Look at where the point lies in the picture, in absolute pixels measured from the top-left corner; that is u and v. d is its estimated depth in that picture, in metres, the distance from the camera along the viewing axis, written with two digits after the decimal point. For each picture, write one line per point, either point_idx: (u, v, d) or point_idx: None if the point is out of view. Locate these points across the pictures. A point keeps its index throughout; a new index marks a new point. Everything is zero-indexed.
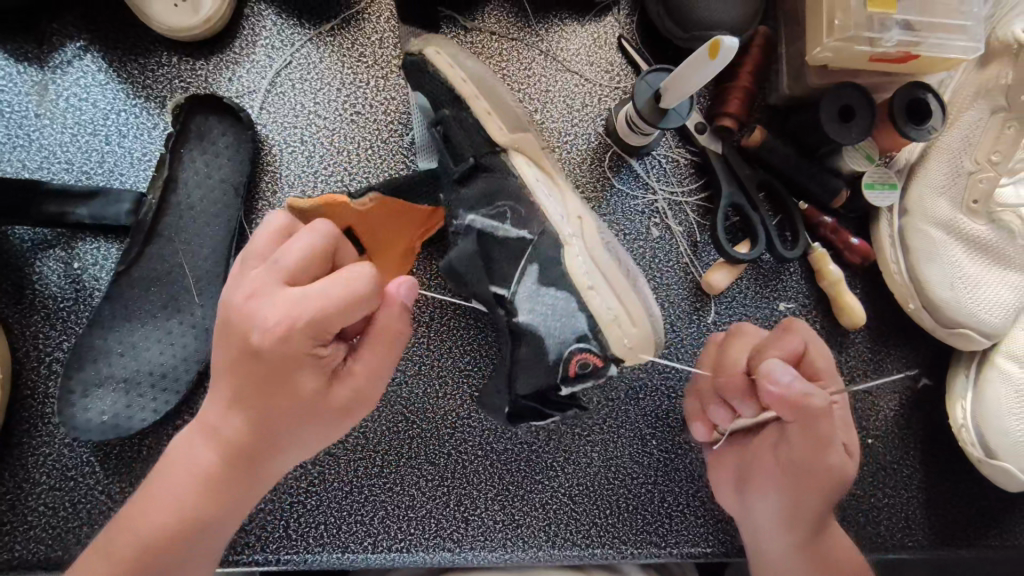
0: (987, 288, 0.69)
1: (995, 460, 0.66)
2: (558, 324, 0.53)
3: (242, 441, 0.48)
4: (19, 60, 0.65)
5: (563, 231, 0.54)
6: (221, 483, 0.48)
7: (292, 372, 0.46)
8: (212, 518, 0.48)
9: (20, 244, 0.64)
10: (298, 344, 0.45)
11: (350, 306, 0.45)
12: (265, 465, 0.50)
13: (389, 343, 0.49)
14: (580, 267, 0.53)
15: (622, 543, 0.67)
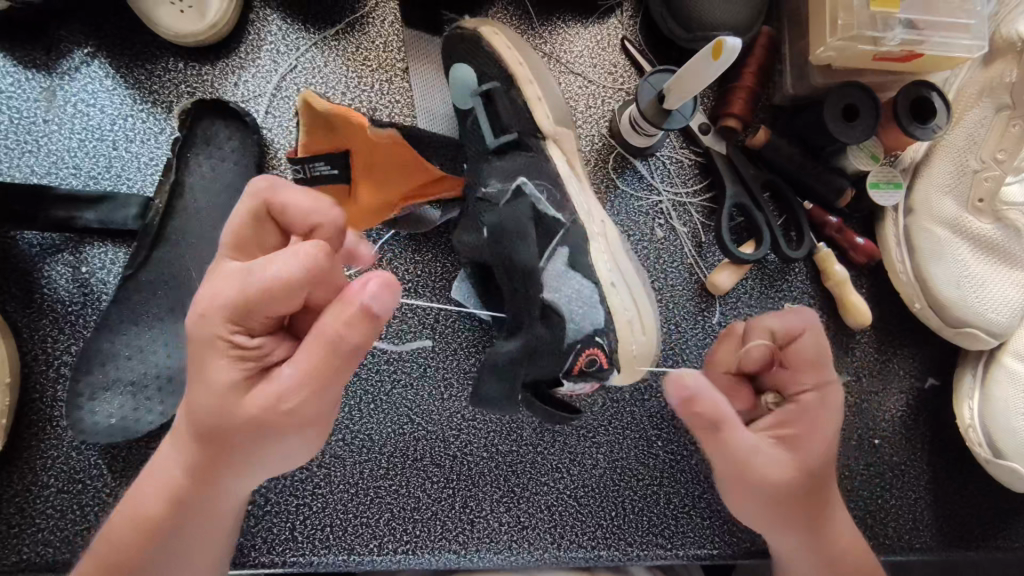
0: (994, 287, 0.68)
1: (1002, 460, 0.66)
2: (581, 309, 0.55)
3: (208, 451, 0.44)
4: (27, 66, 0.66)
5: (589, 226, 0.59)
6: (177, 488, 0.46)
7: (219, 362, 0.42)
8: (166, 521, 0.46)
9: (28, 249, 0.64)
10: (214, 326, 0.42)
11: (278, 293, 0.40)
12: (222, 474, 0.45)
13: (330, 346, 0.41)
14: (605, 265, 0.58)
15: (628, 545, 0.66)
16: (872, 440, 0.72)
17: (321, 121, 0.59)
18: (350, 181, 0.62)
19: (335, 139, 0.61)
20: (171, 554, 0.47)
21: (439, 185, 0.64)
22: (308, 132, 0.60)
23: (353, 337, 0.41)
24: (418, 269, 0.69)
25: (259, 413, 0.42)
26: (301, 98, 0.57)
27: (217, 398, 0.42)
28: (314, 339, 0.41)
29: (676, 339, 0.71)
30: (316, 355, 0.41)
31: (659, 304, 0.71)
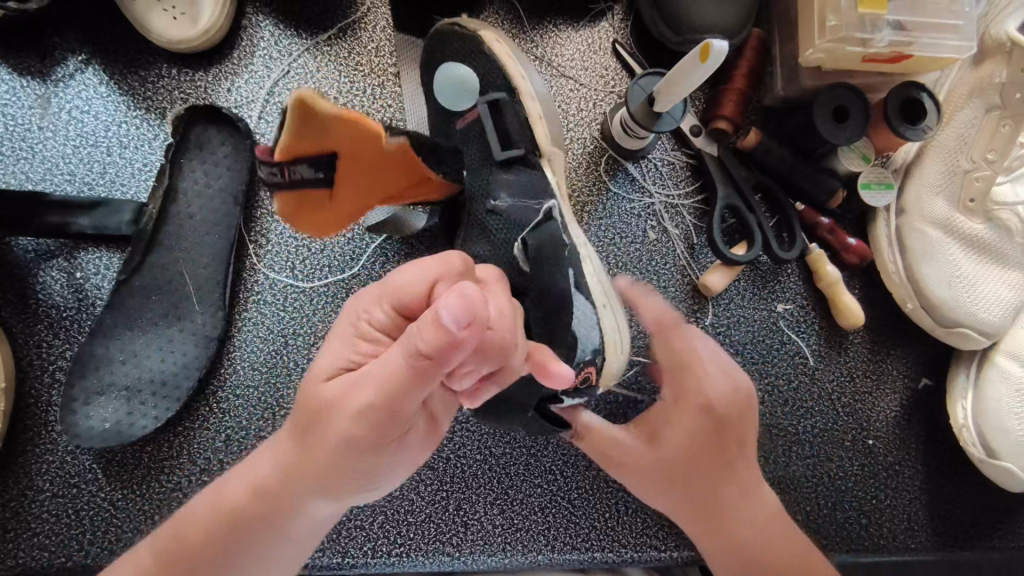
0: (986, 287, 0.68)
1: (996, 460, 0.66)
2: (586, 327, 0.54)
3: (298, 455, 0.42)
4: (22, 74, 0.66)
5: (580, 248, 0.59)
6: (264, 492, 0.44)
7: (331, 351, 0.42)
8: (246, 519, 0.44)
9: (23, 255, 0.65)
10: (348, 312, 0.42)
11: (418, 305, 0.38)
12: (308, 485, 0.42)
13: (420, 356, 0.35)
14: (595, 285, 0.58)
15: (622, 546, 0.67)
16: (866, 440, 0.73)
17: (312, 125, 0.46)
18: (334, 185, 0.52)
19: (325, 141, 0.48)
20: (242, 555, 0.45)
21: (422, 189, 0.60)
22: (295, 137, 0.46)
23: (428, 342, 0.34)
24: None
25: (350, 410, 0.39)
26: (301, 100, 0.44)
27: (315, 392, 0.41)
28: (403, 346, 0.36)
29: None
30: (402, 363, 0.36)
31: None
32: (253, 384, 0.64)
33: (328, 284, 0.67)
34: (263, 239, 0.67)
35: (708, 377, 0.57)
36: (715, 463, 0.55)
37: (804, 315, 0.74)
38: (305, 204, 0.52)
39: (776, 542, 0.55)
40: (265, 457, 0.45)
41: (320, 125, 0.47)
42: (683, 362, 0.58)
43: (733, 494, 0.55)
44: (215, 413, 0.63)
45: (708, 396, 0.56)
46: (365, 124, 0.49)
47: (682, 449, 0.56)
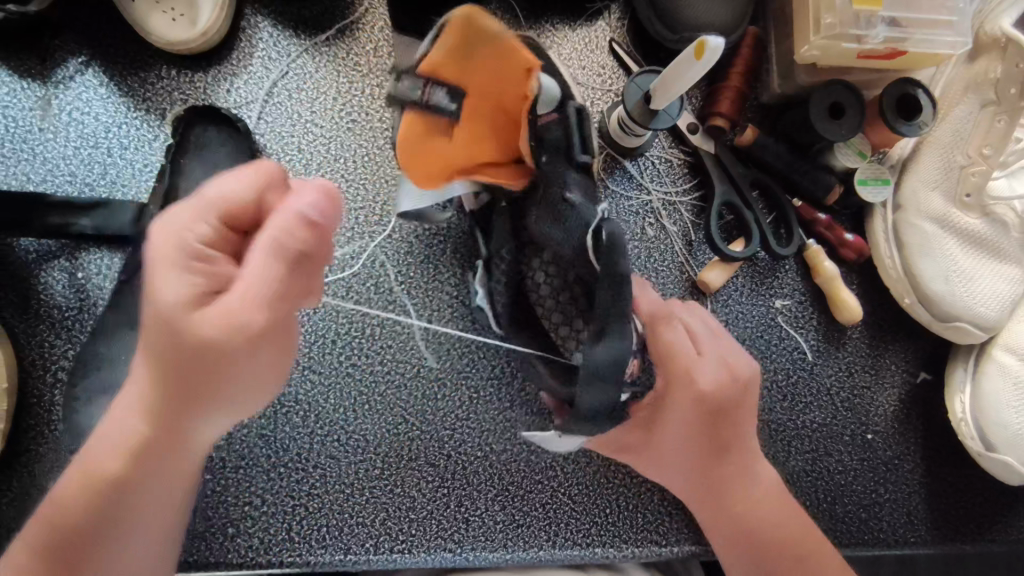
0: (982, 282, 0.69)
1: (994, 453, 0.67)
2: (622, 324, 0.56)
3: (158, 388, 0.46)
4: (22, 76, 0.67)
5: None
6: (142, 447, 0.49)
7: (155, 286, 0.44)
8: (127, 476, 0.50)
9: (25, 255, 0.65)
10: (168, 252, 0.44)
11: (244, 211, 0.46)
12: (188, 421, 0.48)
13: (286, 258, 0.43)
14: None
15: (622, 541, 0.67)
16: (865, 435, 0.73)
17: (470, 36, 0.50)
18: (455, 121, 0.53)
19: (460, 66, 0.51)
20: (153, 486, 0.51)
21: (504, 170, 0.57)
22: (446, 45, 0.50)
23: (300, 240, 0.43)
24: (412, 270, 0.69)
25: (169, 339, 0.43)
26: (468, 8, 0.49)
27: (172, 315, 0.43)
28: (268, 253, 0.43)
29: None
30: (271, 268, 0.43)
31: None
32: None
33: (328, 283, 0.68)
34: None
35: (704, 363, 0.57)
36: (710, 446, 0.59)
37: (801, 311, 0.74)
38: (425, 134, 0.53)
39: (772, 511, 0.60)
40: (129, 410, 0.49)
41: (474, 43, 0.50)
42: (687, 349, 0.57)
43: (730, 480, 0.60)
44: None
45: (702, 385, 0.56)
46: (518, 53, 0.51)
47: (679, 436, 0.59)
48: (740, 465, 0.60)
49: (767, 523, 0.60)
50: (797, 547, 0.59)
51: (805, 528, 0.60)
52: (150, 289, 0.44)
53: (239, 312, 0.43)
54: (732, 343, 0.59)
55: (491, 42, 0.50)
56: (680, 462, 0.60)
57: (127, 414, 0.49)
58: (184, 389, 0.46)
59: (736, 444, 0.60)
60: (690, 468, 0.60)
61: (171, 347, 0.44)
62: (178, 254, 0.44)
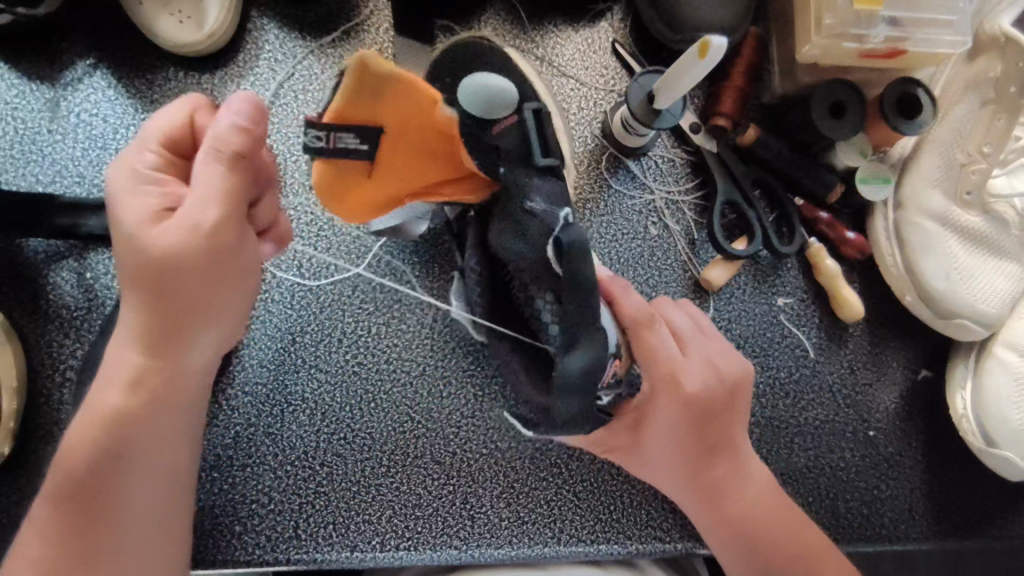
0: (982, 279, 0.70)
1: (995, 449, 0.67)
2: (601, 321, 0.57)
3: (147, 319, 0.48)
4: (31, 78, 0.67)
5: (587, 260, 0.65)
6: (139, 378, 0.49)
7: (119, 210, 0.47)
8: (123, 437, 0.50)
9: (34, 256, 0.66)
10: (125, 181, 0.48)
11: (183, 135, 0.49)
12: (176, 344, 0.49)
13: (228, 160, 0.45)
14: None
15: (627, 538, 0.68)
16: (867, 432, 0.73)
17: (366, 85, 0.47)
18: (374, 161, 0.52)
19: (369, 108, 0.48)
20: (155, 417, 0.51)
21: (455, 187, 0.58)
22: (348, 96, 0.47)
23: (237, 145, 0.44)
24: (416, 270, 0.69)
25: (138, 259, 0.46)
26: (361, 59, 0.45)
27: (140, 233, 0.46)
28: (208, 161, 0.45)
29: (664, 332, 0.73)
30: (214, 172, 0.45)
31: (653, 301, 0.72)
32: (262, 382, 0.66)
33: (334, 282, 0.68)
34: None
35: (691, 365, 0.59)
36: (696, 446, 0.60)
37: (803, 309, 0.75)
38: (342, 181, 0.51)
39: (769, 511, 0.60)
40: (123, 345, 0.50)
41: (371, 87, 0.47)
42: (672, 353, 0.58)
43: (721, 479, 0.60)
44: (224, 410, 0.65)
45: (688, 387, 0.58)
46: (420, 89, 0.49)
47: (669, 440, 0.60)
48: (725, 463, 0.60)
49: (761, 520, 0.60)
50: (794, 544, 0.60)
51: (797, 522, 0.61)
52: (116, 217, 0.47)
53: (191, 216, 0.45)
54: (722, 342, 0.62)
55: (388, 87, 0.47)
56: (669, 463, 0.61)
57: (121, 352, 0.50)
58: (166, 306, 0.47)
59: (726, 443, 0.61)
60: (677, 470, 0.61)
61: (140, 267, 0.46)
62: (131, 182, 0.47)
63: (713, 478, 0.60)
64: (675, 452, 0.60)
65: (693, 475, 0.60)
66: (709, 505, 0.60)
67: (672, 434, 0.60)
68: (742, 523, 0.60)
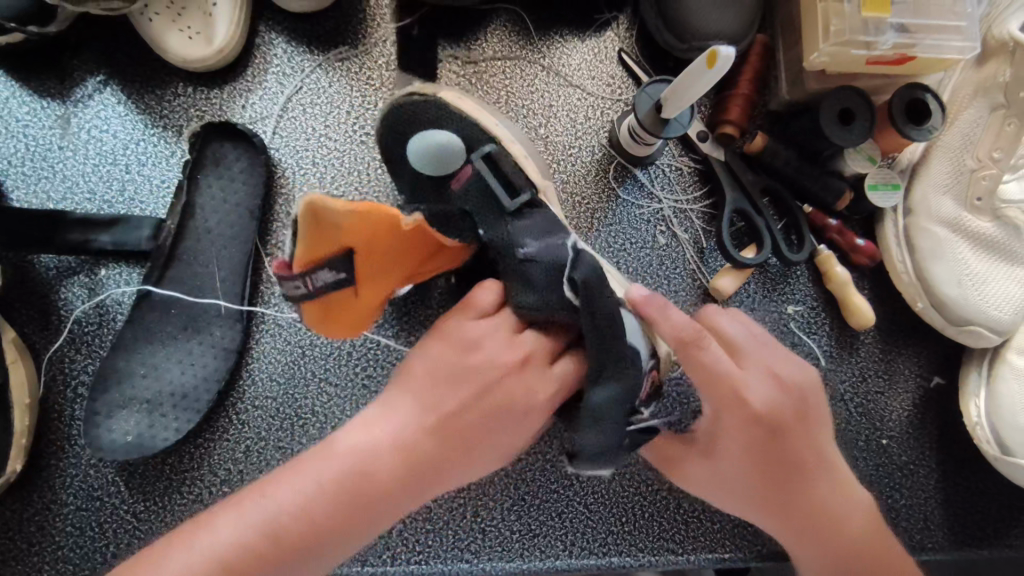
0: (995, 285, 0.69)
1: (1011, 457, 0.67)
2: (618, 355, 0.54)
3: (421, 451, 0.50)
4: (42, 95, 0.68)
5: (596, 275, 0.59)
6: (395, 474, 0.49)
7: None
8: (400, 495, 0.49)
9: (45, 272, 0.66)
10: None
11: None
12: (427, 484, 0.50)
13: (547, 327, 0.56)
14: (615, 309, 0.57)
15: (639, 550, 0.67)
16: (879, 440, 0.73)
17: (319, 223, 0.45)
18: (355, 283, 0.52)
19: (334, 238, 0.47)
20: (432, 481, 0.51)
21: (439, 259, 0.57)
22: (309, 241, 0.46)
23: None
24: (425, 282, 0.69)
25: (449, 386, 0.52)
26: (307, 206, 0.43)
27: None
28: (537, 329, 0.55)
29: None
30: None
31: None
32: (272, 397, 0.65)
33: None
34: (279, 252, 0.68)
35: (751, 373, 0.56)
36: (777, 469, 0.56)
37: (813, 317, 0.74)
38: (331, 310, 0.52)
39: (862, 528, 0.58)
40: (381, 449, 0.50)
41: (331, 226, 0.46)
42: (727, 366, 0.55)
43: (808, 503, 0.57)
44: (234, 425, 0.65)
45: (754, 401, 0.55)
46: (376, 211, 0.47)
47: (743, 463, 0.56)
48: (809, 486, 0.57)
49: (862, 535, 0.57)
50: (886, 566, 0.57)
51: (880, 536, 0.58)
52: None
53: None
54: (777, 350, 0.58)
55: (346, 218, 0.46)
56: (742, 491, 0.58)
57: (389, 448, 0.50)
58: (453, 425, 0.51)
59: (808, 461, 0.57)
60: (752, 497, 0.58)
61: None
62: None
63: (800, 502, 0.57)
64: (752, 479, 0.57)
65: (779, 503, 0.57)
66: (803, 532, 0.57)
67: (744, 458, 0.56)
68: (840, 543, 0.57)
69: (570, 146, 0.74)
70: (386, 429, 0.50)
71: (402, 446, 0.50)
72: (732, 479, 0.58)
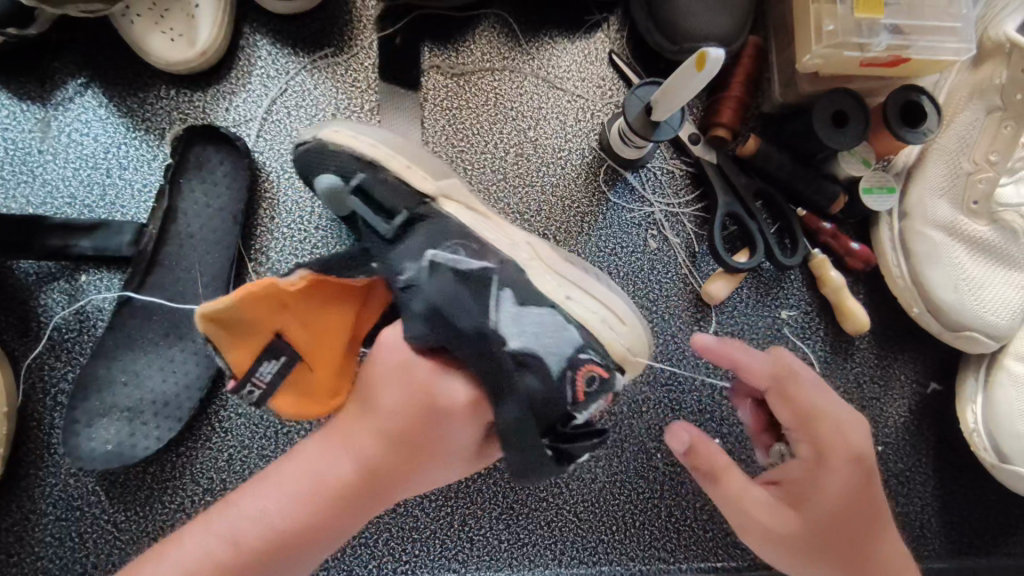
0: (992, 290, 0.68)
1: (1009, 465, 0.66)
2: (553, 339, 0.50)
3: (375, 461, 0.50)
4: (22, 98, 0.67)
5: (523, 258, 0.55)
6: (349, 484, 0.49)
7: None
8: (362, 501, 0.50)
9: (24, 277, 0.65)
10: None
11: None
12: (385, 488, 0.50)
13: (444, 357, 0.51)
14: (551, 282, 0.54)
15: (630, 560, 0.66)
16: (875, 447, 0.72)
17: (229, 331, 0.51)
18: (310, 361, 0.55)
19: (255, 336, 0.52)
20: (392, 486, 0.51)
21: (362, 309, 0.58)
22: (234, 349, 0.51)
23: None
24: None
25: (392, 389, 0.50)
26: (202, 316, 0.49)
27: None
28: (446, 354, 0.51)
29: (670, 347, 0.71)
30: None
31: (653, 314, 0.71)
32: (256, 404, 0.64)
33: None
34: (263, 256, 0.67)
35: (849, 418, 0.55)
36: (862, 512, 0.54)
37: (808, 322, 0.73)
38: (306, 391, 0.55)
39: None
40: (337, 457, 0.50)
41: (234, 325, 0.51)
42: (820, 397, 0.56)
43: (880, 554, 0.54)
44: (217, 433, 0.64)
45: (853, 438, 0.54)
46: (256, 289, 0.49)
47: (834, 506, 0.54)
48: (887, 539, 0.55)
49: None
50: None
51: None
52: None
53: None
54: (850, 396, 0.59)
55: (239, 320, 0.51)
56: (826, 541, 0.53)
57: (345, 457, 0.50)
58: (404, 436, 0.49)
59: (883, 512, 0.55)
60: (836, 549, 0.54)
61: None
62: None
63: (875, 552, 0.54)
64: (839, 524, 0.54)
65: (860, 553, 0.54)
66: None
67: (841, 506, 0.54)
68: None
69: (559, 149, 0.73)
70: (343, 440, 0.51)
71: (358, 458, 0.50)
72: (818, 527, 0.53)
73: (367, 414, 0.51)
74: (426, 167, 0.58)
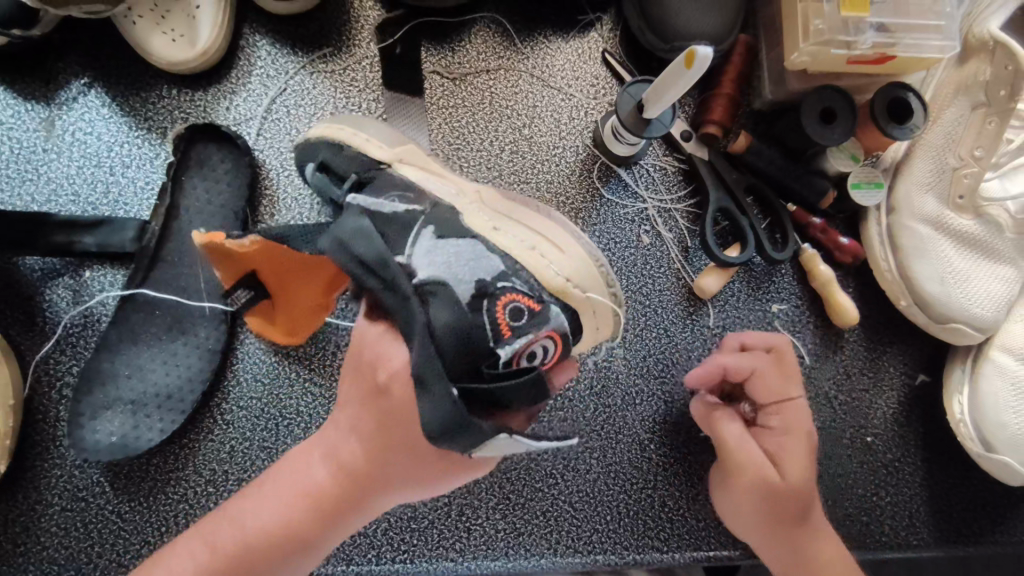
0: (978, 282, 0.69)
1: (993, 454, 0.67)
2: (469, 268, 0.49)
3: (357, 464, 0.50)
4: (26, 98, 0.68)
5: (459, 203, 0.54)
6: (332, 488, 0.50)
7: None
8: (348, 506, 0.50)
9: (29, 273, 0.66)
10: None
11: None
12: (371, 490, 0.50)
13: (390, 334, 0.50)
14: (482, 214, 0.53)
15: (624, 548, 0.67)
16: (864, 438, 0.73)
17: (229, 256, 0.56)
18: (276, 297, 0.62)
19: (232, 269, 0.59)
20: (376, 488, 0.50)
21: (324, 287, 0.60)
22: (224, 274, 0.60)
23: None
24: None
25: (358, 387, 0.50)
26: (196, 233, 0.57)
27: None
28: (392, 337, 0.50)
29: (664, 342, 0.72)
30: None
31: (646, 308, 0.72)
32: (257, 397, 0.66)
33: None
34: None
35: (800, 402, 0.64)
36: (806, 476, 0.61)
37: (798, 315, 0.74)
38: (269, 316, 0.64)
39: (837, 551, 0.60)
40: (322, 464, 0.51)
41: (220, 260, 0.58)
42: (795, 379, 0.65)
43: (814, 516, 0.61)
44: (218, 425, 0.65)
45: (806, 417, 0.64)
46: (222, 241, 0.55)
47: (796, 461, 0.61)
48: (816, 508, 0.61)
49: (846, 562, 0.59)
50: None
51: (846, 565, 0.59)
52: None
53: None
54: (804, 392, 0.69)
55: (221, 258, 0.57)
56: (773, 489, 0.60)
57: (329, 461, 0.51)
58: (383, 437, 0.49)
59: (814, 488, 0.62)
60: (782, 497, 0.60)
61: None
62: None
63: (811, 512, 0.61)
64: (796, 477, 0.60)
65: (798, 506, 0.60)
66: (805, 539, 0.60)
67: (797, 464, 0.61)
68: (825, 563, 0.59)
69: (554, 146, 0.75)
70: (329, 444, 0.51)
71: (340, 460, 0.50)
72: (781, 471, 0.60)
73: (348, 418, 0.51)
74: (381, 138, 0.59)
